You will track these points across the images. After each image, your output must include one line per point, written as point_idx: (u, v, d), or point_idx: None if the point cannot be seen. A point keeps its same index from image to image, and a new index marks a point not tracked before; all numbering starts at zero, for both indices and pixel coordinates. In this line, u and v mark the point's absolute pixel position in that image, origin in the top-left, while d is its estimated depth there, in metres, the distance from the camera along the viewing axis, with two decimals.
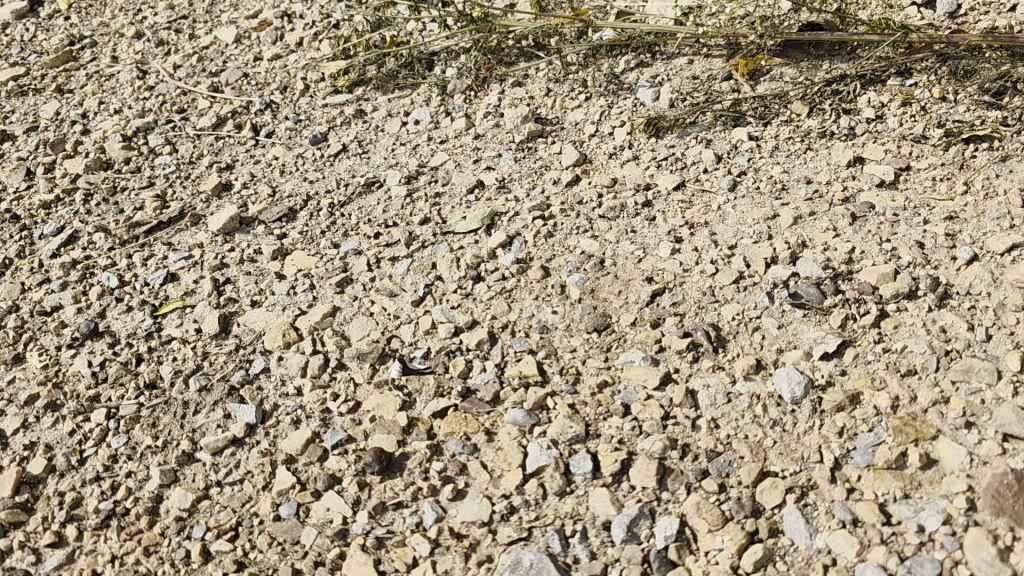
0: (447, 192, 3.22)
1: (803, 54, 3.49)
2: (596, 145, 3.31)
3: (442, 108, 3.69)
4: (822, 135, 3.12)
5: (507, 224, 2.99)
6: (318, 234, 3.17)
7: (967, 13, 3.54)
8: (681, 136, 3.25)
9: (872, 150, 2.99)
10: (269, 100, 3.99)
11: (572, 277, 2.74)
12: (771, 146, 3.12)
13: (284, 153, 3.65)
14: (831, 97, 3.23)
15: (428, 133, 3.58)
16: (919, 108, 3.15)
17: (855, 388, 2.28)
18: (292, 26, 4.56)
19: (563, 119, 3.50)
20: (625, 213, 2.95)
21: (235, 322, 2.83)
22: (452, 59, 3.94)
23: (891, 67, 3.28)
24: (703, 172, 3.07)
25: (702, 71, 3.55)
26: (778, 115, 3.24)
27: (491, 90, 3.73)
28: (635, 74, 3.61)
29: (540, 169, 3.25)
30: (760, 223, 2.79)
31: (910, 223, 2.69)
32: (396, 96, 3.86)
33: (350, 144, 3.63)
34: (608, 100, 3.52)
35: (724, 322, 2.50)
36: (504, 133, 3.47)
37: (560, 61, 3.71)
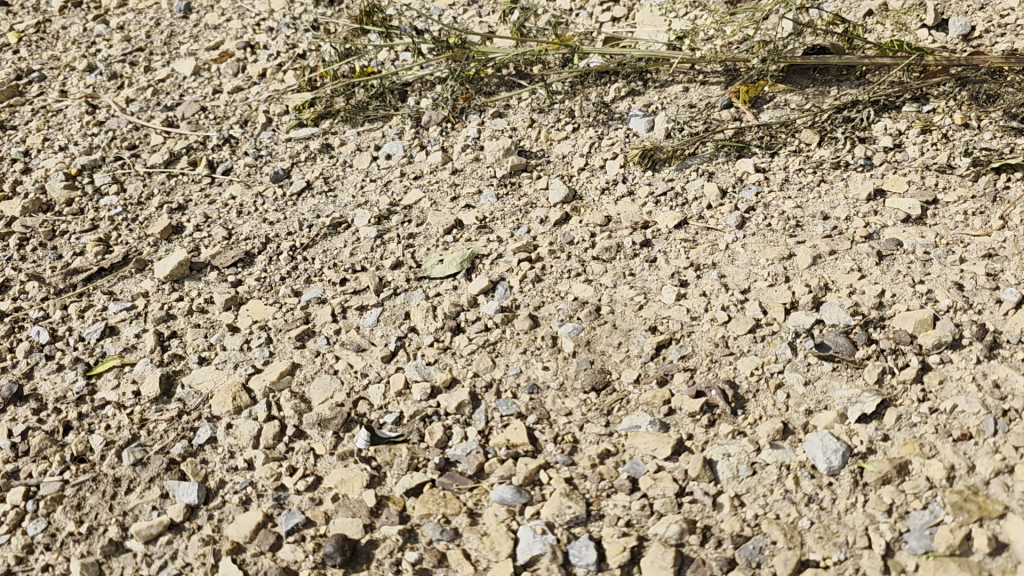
0: (422, 232, 2.90)
1: (808, 79, 3.24)
2: (586, 179, 3.00)
3: (416, 141, 3.38)
4: (836, 166, 2.84)
5: (489, 268, 2.67)
6: (278, 281, 2.83)
7: (982, 36, 3.37)
8: (680, 169, 2.95)
9: (894, 182, 2.71)
10: (228, 134, 3.67)
11: (564, 327, 2.41)
12: (780, 179, 2.83)
13: (242, 192, 3.32)
14: (843, 124, 2.95)
15: (401, 169, 3.26)
16: (941, 136, 2.89)
17: (902, 457, 1.96)
18: (254, 57, 4.26)
19: (549, 152, 3.19)
20: (622, 254, 2.63)
21: (179, 383, 2.47)
22: (428, 90, 3.67)
23: (905, 93, 3.04)
24: (707, 208, 2.77)
25: (699, 99, 3.26)
26: (786, 144, 2.95)
27: (470, 121, 3.42)
28: (625, 102, 3.32)
29: (525, 206, 2.93)
30: (775, 263, 2.49)
31: (944, 262, 2.40)
32: (365, 130, 3.54)
33: (315, 181, 3.29)
34: (597, 131, 3.23)
35: (742, 379, 2.18)
36: (485, 168, 3.16)
37: (544, 90, 3.41)
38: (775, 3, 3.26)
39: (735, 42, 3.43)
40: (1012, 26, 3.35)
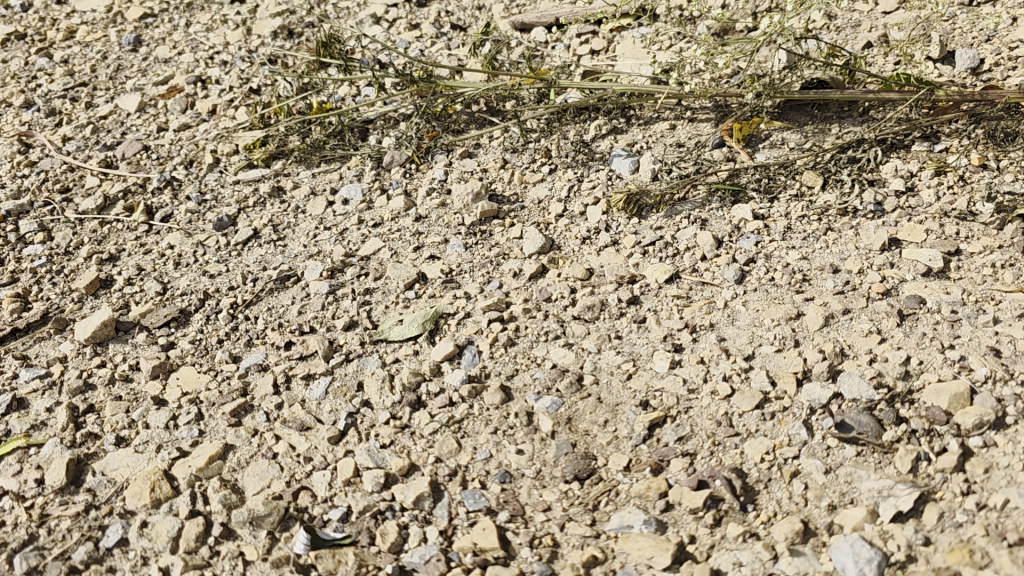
0: (380, 287, 2.57)
1: (806, 116, 2.96)
2: (565, 227, 2.69)
3: (377, 184, 3.06)
4: (844, 212, 2.55)
5: (455, 330, 2.34)
6: (214, 344, 2.48)
7: (991, 69, 3.12)
8: (669, 216, 2.65)
9: (910, 231, 2.42)
10: (170, 176, 3.31)
11: (541, 401, 2.09)
12: (781, 226, 2.53)
13: (181, 241, 2.97)
14: (848, 166, 2.68)
15: (359, 215, 2.93)
16: (957, 178, 2.60)
17: (948, 566, 1.64)
18: (205, 93, 3.94)
19: (523, 196, 2.88)
20: (607, 313, 2.32)
21: (90, 470, 2.11)
22: (391, 129, 3.36)
23: (914, 130, 2.77)
24: (701, 260, 2.47)
25: (688, 137, 2.98)
26: (786, 187, 2.66)
27: (436, 162, 3.11)
28: (607, 141, 3.03)
29: (496, 257, 2.61)
30: (781, 324, 2.19)
31: (975, 322, 2.10)
32: (321, 171, 3.21)
33: (263, 229, 2.95)
34: (576, 172, 2.92)
35: (751, 467, 1.88)
36: (452, 214, 2.84)
37: (518, 128, 3.10)
38: (769, 33, 3.00)
39: (726, 77, 3.16)
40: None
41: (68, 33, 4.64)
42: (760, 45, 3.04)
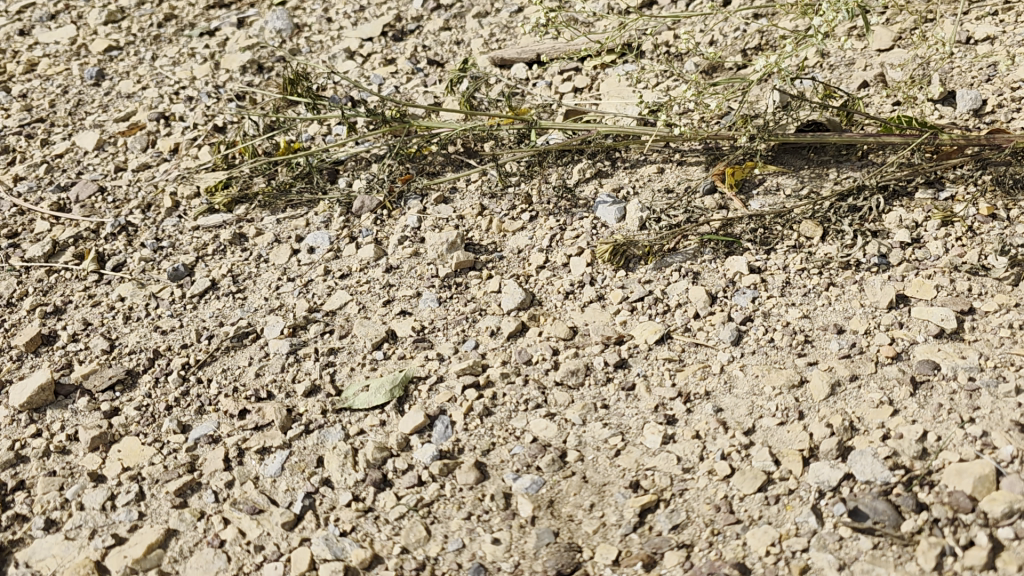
0: (346, 346, 2.36)
1: (802, 160, 2.80)
2: (547, 280, 2.50)
3: (345, 231, 2.86)
4: (846, 266, 2.37)
5: (426, 397, 2.14)
6: (163, 411, 2.26)
7: (995, 111, 2.97)
8: (658, 268, 2.46)
9: (919, 287, 2.24)
10: (125, 221, 3.09)
11: (520, 482, 1.93)
12: (780, 281, 2.35)
13: (133, 292, 2.75)
14: (849, 215, 2.51)
15: (325, 265, 2.73)
16: (965, 228, 2.43)
17: None
18: (168, 130, 3.73)
19: (502, 245, 2.69)
20: (592, 379, 2.12)
21: (16, 558, 1.95)
22: (363, 171, 3.17)
23: (917, 177, 2.61)
24: (694, 318, 2.28)
25: (677, 182, 2.81)
26: (784, 238, 2.48)
27: (410, 208, 2.91)
28: (591, 186, 2.84)
29: (472, 313, 2.41)
30: (783, 392, 2.00)
31: (995, 392, 1.92)
32: (286, 216, 3.01)
33: (221, 280, 2.74)
34: (558, 220, 2.74)
35: (755, 561, 1.73)
36: (425, 265, 2.64)
37: (496, 172, 2.91)
38: (763, 72, 2.83)
39: (718, 117, 2.99)
40: None
41: (29, 65, 4.44)
42: (754, 85, 2.88)
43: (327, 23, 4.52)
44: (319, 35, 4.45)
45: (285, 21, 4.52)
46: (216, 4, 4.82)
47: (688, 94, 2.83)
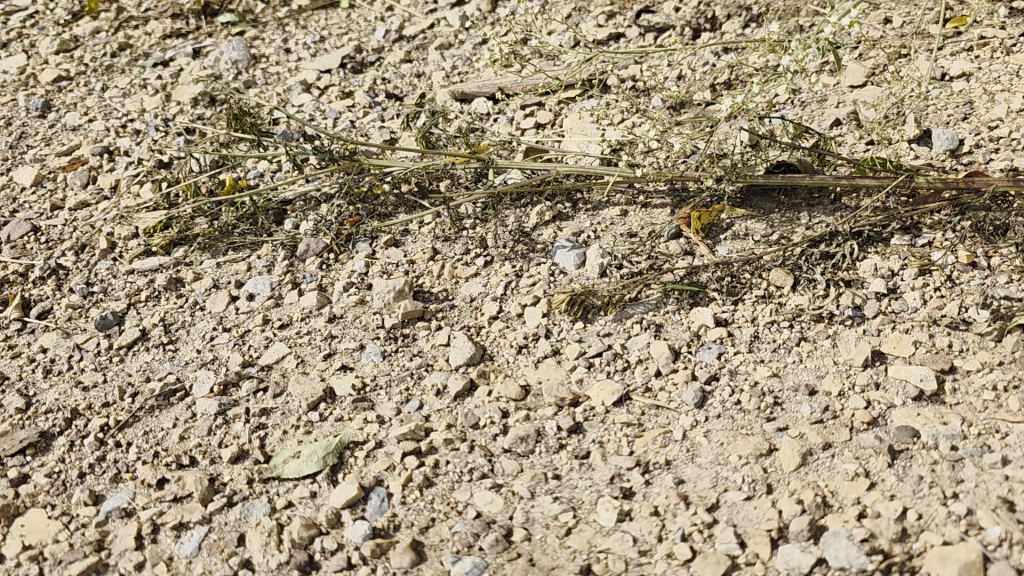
0: (279, 406, 2.18)
1: (772, 203, 2.65)
2: (499, 331, 2.33)
3: (288, 276, 2.68)
4: (818, 318, 2.22)
5: (362, 465, 1.99)
6: (74, 480, 2.07)
7: (972, 151, 2.84)
8: (618, 319, 2.30)
9: (896, 343, 2.09)
10: (56, 263, 2.89)
11: (460, 564, 1.77)
12: (748, 335, 2.19)
13: (56, 343, 2.55)
14: (821, 262, 2.36)
15: (264, 313, 2.54)
16: (944, 277, 2.29)
17: None
18: (111, 164, 3.54)
19: (453, 293, 2.52)
20: (542, 447, 1.98)
21: None
22: (312, 212, 2.99)
23: (892, 222, 2.47)
24: (656, 376, 2.12)
25: (640, 226, 2.66)
26: (752, 288, 2.33)
27: (358, 252, 2.73)
28: (549, 230, 2.68)
29: (417, 369, 2.24)
30: (750, 463, 1.86)
31: (980, 464, 1.78)
32: (227, 260, 2.83)
33: (152, 329, 2.55)
34: (514, 266, 2.58)
35: None
36: (371, 314, 2.46)
37: (450, 214, 2.75)
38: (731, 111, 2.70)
39: (685, 157, 2.85)
40: (1005, 139, 2.83)
41: None
42: (720, 124, 2.75)
43: (285, 54, 4.42)
44: (277, 67, 4.31)
45: (242, 52, 4.37)
46: (172, 34, 4.68)
47: (651, 133, 2.69)
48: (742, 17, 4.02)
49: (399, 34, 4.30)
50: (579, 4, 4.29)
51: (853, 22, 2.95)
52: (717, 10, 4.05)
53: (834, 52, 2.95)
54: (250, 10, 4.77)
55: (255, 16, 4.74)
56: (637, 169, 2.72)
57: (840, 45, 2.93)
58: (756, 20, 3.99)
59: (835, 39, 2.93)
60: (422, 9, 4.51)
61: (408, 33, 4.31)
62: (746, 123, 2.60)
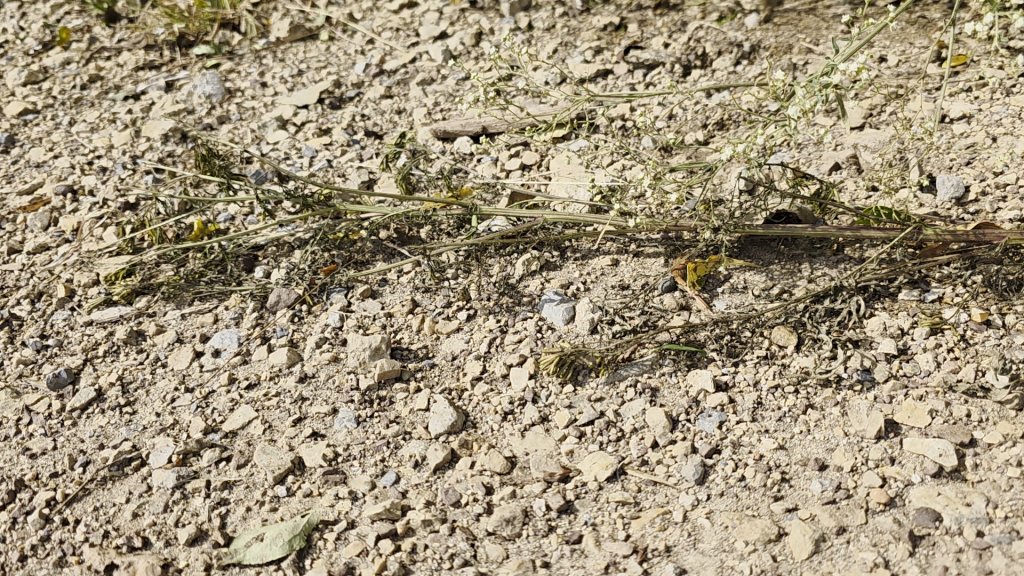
0: (243, 479, 2.04)
1: (771, 253, 2.52)
2: (483, 395, 2.18)
3: (257, 330, 2.50)
4: (826, 382, 2.06)
5: (333, 549, 1.88)
6: (15, 561, 1.97)
7: (978, 198, 2.72)
8: (611, 382, 2.14)
9: (911, 413, 1.95)
10: (9, 313, 2.71)
11: None
12: (750, 401, 2.05)
13: (5, 404, 2.36)
14: (826, 320, 2.22)
15: (229, 371, 2.37)
16: (957, 337, 2.15)
17: None
18: (75, 205, 3.36)
19: (434, 350, 2.36)
20: (529, 530, 1.88)
21: None
22: (286, 259, 2.83)
23: (900, 275, 2.33)
24: (653, 447, 1.99)
25: (632, 277, 2.51)
26: (753, 347, 2.19)
27: (332, 303, 2.57)
28: (536, 281, 2.54)
29: (394, 438, 2.09)
30: (758, 552, 1.76)
31: (1010, 553, 1.68)
32: (192, 311, 2.64)
33: (109, 389, 2.36)
34: (499, 319, 2.42)
35: None
36: (345, 374, 2.29)
37: (430, 262, 2.57)
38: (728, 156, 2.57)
39: (679, 202, 2.70)
40: (1012, 186, 2.71)
41: None
42: (716, 169, 2.61)
43: (261, 88, 4.27)
44: (251, 101, 4.15)
45: (216, 86, 4.21)
46: (144, 66, 4.52)
47: (644, 180, 2.55)
48: (733, 53, 3.94)
49: (380, 68, 4.17)
50: (565, 39, 4.20)
51: (856, 64, 2.83)
52: (707, 47, 3.97)
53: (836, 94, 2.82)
54: (226, 42, 4.64)
55: (231, 48, 4.60)
56: (629, 217, 2.58)
57: (842, 86, 2.82)
58: (747, 57, 3.91)
59: (837, 81, 2.81)
60: (404, 43, 4.42)
61: (389, 67, 4.18)
62: (747, 170, 2.46)
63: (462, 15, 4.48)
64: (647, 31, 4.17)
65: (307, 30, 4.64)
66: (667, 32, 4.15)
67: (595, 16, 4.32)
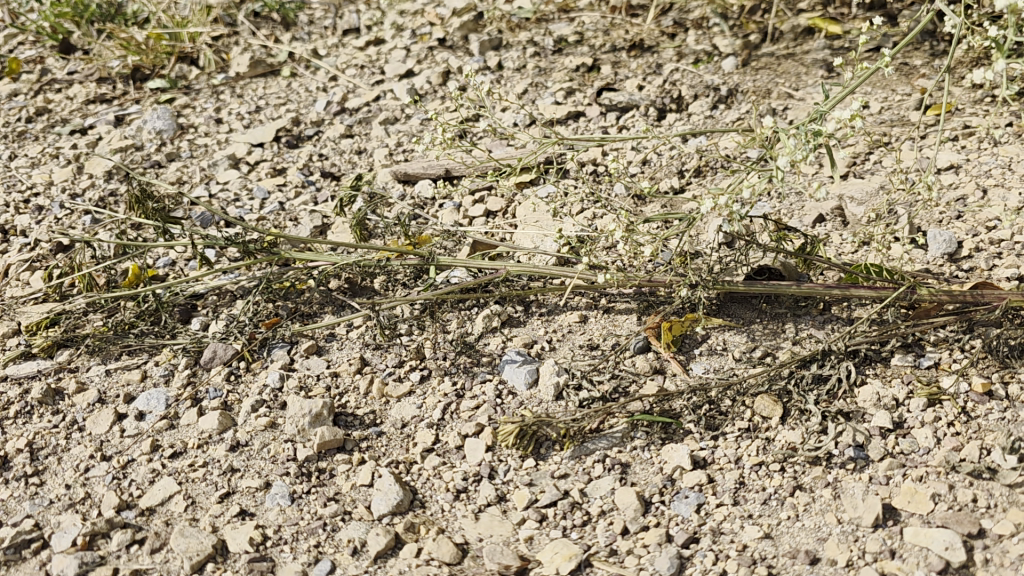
0: (158, 566, 1.82)
1: (752, 311, 2.33)
2: (435, 471, 1.98)
3: (187, 391, 2.26)
4: (815, 460, 1.87)
5: None
6: None
7: (971, 254, 2.55)
8: (577, 456, 1.95)
9: (911, 498, 1.77)
10: None
11: None
12: (732, 481, 1.87)
13: None
14: (813, 387, 2.03)
15: (152, 437, 2.11)
16: (958, 409, 1.96)
17: None
18: (4, 246, 3.11)
19: (382, 416, 2.14)
20: None
21: None
22: (227, 310, 2.60)
23: (892, 338, 2.15)
24: (623, 534, 1.81)
25: (602, 336, 2.32)
26: (734, 418, 1.99)
27: (273, 360, 2.35)
28: (496, 339, 2.34)
29: (333, 518, 1.89)
30: None
31: None
32: (117, 367, 2.38)
33: (16, 455, 2.11)
34: (455, 381, 2.21)
35: None
36: (282, 443, 2.06)
37: (383, 318, 2.37)
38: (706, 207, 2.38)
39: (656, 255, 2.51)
40: (1008, 243, 2.54)
41: None
42: (693, 221, 2.44)
43: (215, 124, 4.06)
44: (205, 138, 3.94)
45: (167, 122, 3.99)
46: (95, 100, 4.30)
47: (616, 232, 2.36)
48: (709, 97, 3.79)
49: (342, 106, 3.98)
50: (536, 80, 4.04)
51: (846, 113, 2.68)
52: (683, 91, 3.82)
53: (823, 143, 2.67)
54: (183, 77, 4.43)
55: (188, 82, 4.40)
56: (599, 270, 2.39)
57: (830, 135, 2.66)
58: (724, 101, 3.76)
59: (824, 130, 2.66)
60: (368, 81, 4.24)
61: (351, 105, 3.99)
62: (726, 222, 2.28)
63: (430, 54, 4.33)
64: (621, 72, 4.03)
65: (268, 65, 4.45)
66: (641, 73, 4.02)
67: (567, 57, 4.18)
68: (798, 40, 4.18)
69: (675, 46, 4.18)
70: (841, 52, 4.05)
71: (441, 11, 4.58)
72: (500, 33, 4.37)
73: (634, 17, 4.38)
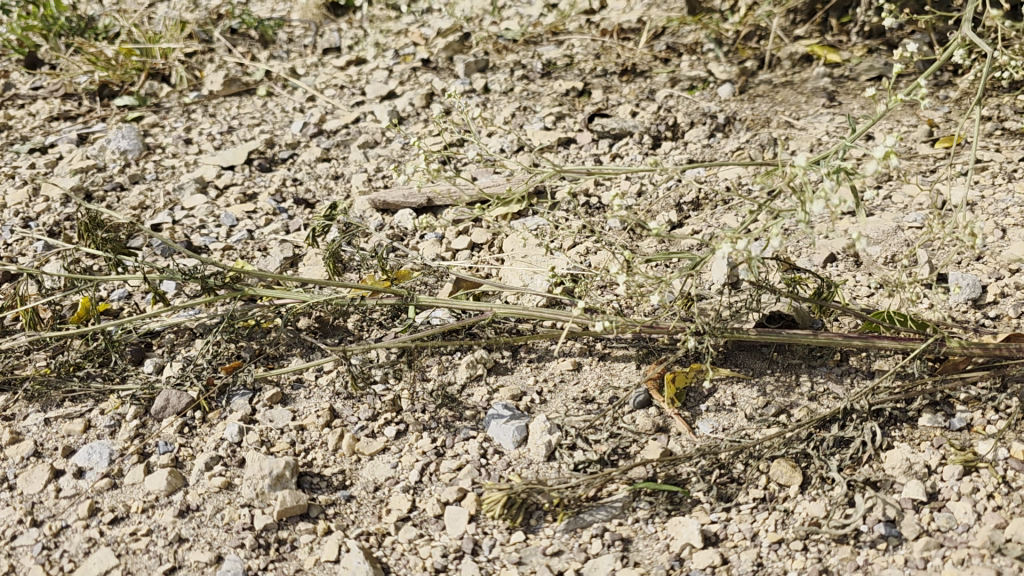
0: None
1: (763, 361, 2.12)
2: (412, 544, 1.77)
3: (134, 445, 2.02)
4: (841, 538, 1.68)
5: None
6: None
7: (997, 300, 2.35)
8: (573, 529, 1.76)
9: None
10: None
11: None
12: (748, 562, 1.67)
13: None
14: (833, 452, 1.83)
15: (92, 499, 1.88)
16: (998, 479, 1.76)
17: None
18: None
19: (353, 477, 1.92)
20: None
21: None
22: (185, 350, 2.37)
23: (920, 396, 1.94)
24: None
25: (597, 387, 2.11)
26: (748, 486, 1.81)
27: (233, 409, 2.11)
28: (480, 389, 2.12)
29: None
30: None
31: None
32: (58, 415, 2.13)
33: None
34: (434, 436, 1.99)
35: None
36: (237, 507, 1.84)
37: (357, 364, 2.15)
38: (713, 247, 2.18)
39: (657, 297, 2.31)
40: None
41: None
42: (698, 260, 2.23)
43: (184, 144, 3.83)
44: (172, 159, 3.70)
45: (133, 141, 3.76)
46: (59, 117, 4.06)
47: (616, 273, 2.15)
48: (706, 125, 3.57)
49: (319, 128, 3.77)
50: (524, 104, 3.83)
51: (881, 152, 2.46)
52: (679, 117, 3.61)
53: (844, 179, 2.49)
54: (153, 94, 4.21)
55: (158, 100, 4.17)
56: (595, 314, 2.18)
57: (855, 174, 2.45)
58: (721, 129, 3.55)
59: (845, 167, 2.46)
60: (348, 102, 4.03)
61: (329, 127, 3.78)
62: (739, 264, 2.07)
63: (414, 75, 4.13)
64: (612, 98, 3.84)
65: (243, 84, 4.23)
66: (634, 99, 3.83)
67: (556, 80, 3.99)
68: (795, 67, 4.01)
69: (668, 72, 4.00)
70: (841, 81, 3.89)
71: (425, 32, 4.40)
72: (487, 54, 4.18)
73: (626, 41, 4.20)
